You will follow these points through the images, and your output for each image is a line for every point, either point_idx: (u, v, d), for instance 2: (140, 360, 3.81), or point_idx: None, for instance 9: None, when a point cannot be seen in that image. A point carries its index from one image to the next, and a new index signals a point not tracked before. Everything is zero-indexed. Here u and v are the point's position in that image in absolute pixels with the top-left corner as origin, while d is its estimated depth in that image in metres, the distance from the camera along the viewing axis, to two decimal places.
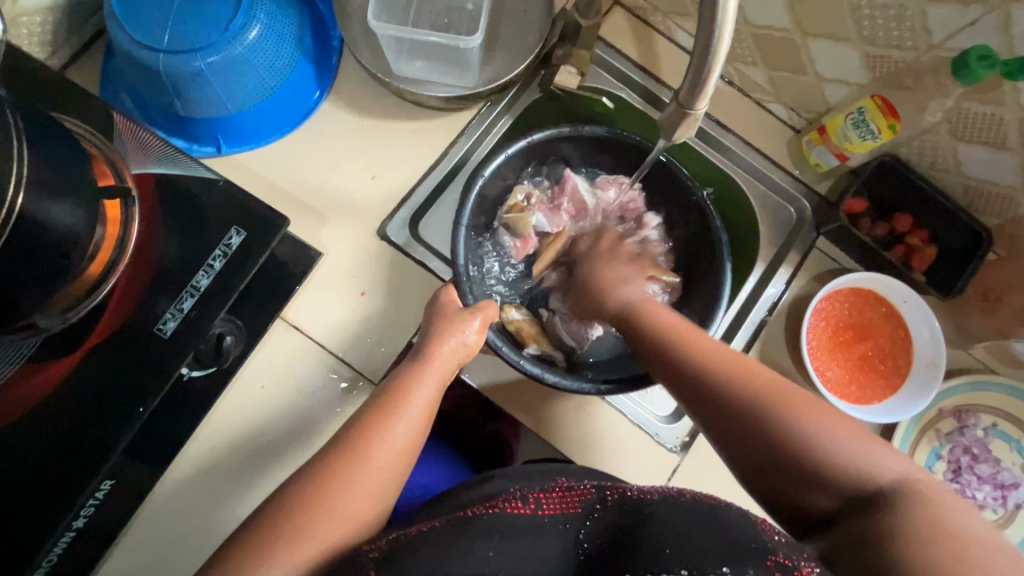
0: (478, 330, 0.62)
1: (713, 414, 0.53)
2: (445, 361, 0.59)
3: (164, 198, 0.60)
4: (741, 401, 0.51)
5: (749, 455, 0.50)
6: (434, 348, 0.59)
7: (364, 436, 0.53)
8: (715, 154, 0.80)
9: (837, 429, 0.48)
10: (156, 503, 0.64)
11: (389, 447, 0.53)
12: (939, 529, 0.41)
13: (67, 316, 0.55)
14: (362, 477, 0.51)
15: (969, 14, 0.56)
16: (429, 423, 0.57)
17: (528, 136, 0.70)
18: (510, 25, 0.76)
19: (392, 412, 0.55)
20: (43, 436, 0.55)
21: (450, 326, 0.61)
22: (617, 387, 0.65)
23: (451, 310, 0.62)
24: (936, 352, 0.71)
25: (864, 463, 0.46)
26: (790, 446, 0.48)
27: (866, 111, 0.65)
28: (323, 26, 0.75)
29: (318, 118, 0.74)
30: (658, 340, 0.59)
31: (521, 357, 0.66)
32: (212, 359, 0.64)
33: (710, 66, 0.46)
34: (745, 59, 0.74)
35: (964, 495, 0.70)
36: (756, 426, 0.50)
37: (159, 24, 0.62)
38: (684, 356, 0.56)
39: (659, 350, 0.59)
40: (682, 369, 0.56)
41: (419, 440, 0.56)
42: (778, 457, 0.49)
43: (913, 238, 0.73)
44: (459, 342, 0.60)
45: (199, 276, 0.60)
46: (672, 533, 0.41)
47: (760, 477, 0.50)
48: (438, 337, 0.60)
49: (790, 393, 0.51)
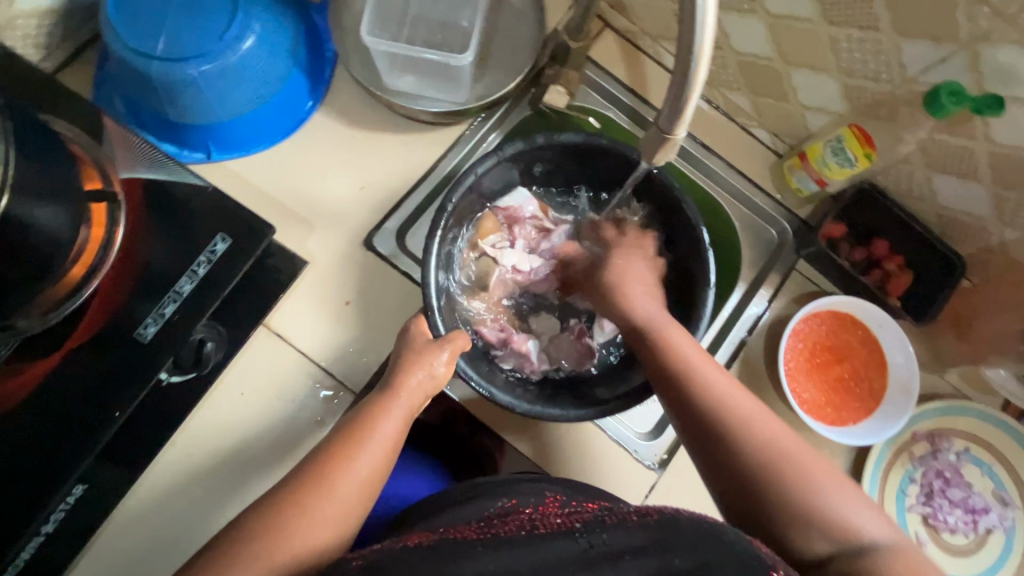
0: (447, 362, 0.62)
1: (729, 445, 0.53)
2: (412, 394, 0.59)
3: (150, 204, 0.60)
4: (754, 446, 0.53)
5: (744, 493, 0.52)
6: (402, 379, 0.59)
7: (327, 468, 0.53)
8: (700, 176, 0.81)
9: (833, 486, 0.51)
10: (126, 512, 0.63)
11: (354, 477, 0.53)
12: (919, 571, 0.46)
13: (48, 318, 0.55)
14: (325, 507, 0.51)
15: (940, 52, 0.58)
16: (395, 454, 0.57)
17: (499, 150, 0.69)
18: (502, 43, 0.78)
19: (358, 445, 0.54)
20: (16, 442, 0.55)
21: (419, 358, 0.61)
22: (589, 413, 0.65)
23: (422, 341, 0.63)
24: (910, 377, 0.72)
25: (858, 521, 0.49)
26: (798, 501, 0.50)
27: (843, 140, 0.68)
28: (318, 37, 0.76)
29: (310, 128, 0.75)
30: (677, 371, 0.58)
31: (492, 387, 0.66)
32: (192, 366, 0.64)
33: (687, 93, 0.48)
34: (730, 84, 0.76)
35: (935, 518, 0.71)
36: (773, 476, 0.51)
37: (154, 32, 0.63)
38: (704, 392, 0.56)
39: (678, 386, 0.57)
40: (699, 407, 0.55)
41: (384, 471, 0.55)
42: (777, 502, 0.51)
43: (890, 264, 0.74)
44: (428, 374, 0.60)
45: (182, 282, 0.60)
46: (685, 544, 0.41)
47: (757, 510, 0.51)
48: (408, 367, 0.60)
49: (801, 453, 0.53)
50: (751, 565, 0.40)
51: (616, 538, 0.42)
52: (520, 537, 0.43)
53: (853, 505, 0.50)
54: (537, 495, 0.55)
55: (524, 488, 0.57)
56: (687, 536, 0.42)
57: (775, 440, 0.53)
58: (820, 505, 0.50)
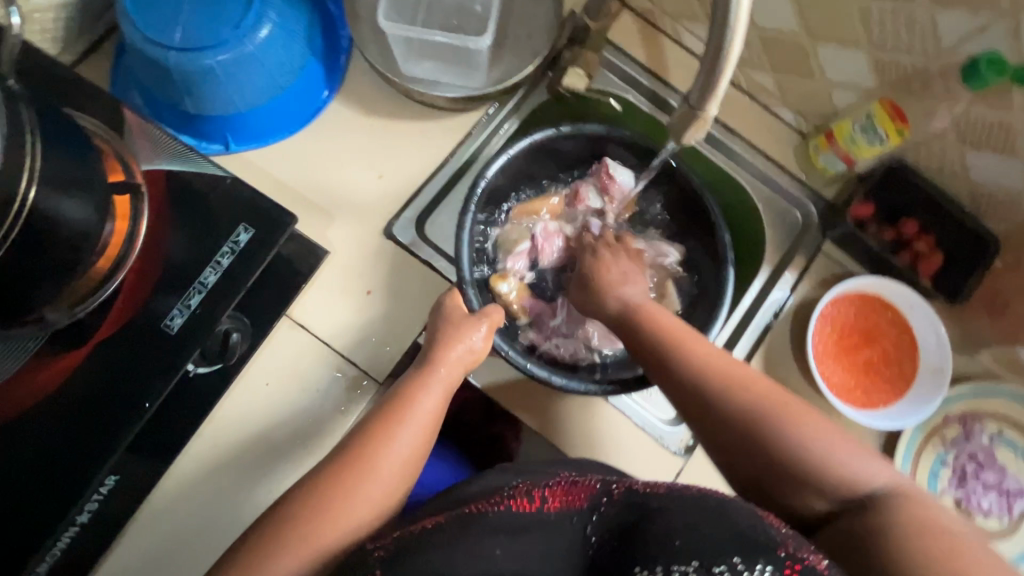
0: (485, 335, 0.62)
1: (724, 415, 0.53)
2: (451, 368, 0.59)
3: (172, 196, 0.60)
4: (749, 412, 0.52)
5: (741, 457, 0.52)
6: (441, 354, 0.59)
7: (368, 444, 0.53)
8: (721, 158, 0.80)
9: (834, 442, 0.51)
10: (158, 501, 0.63)
11: (395, 454, 0.53)
12: (917, 521, 0.46)
13: (75, 311, 0.56)
14: (368, 485, 0.51)
15: (978, 21, 0.56)
16: (435, 431, 0.57)
17: (529, 136, 0.71)
18: (519, 26, 0.76)
19: (399, 421, 0.54)
20: (50, 433, 0.55)
21: (457, 332, 0.60)
22: (622, 387, 0.66)
23: (459, 314, 0.62)
24: (941, 358, 0.71)
25: (856, 472, 0.49)
26: (797, 462, 0.50)
27: (875, 117, 0.67)
28: (332, 23, 0.75)
29: (327, 117, 0.75)
30: (662, 349, 0.56)
31: (526, 360, 0.67)
32: (218, 357, 0.64)
33: (721, 69, 0.46)
34: (753, 62, 0.74)
35: (969, 502, 0.70)
36: (763, 446, 0.51)
37: (171, 21, 0.62)
38: (691, 365, 0.55)
39: (655, 358, 0.57)
40: (680, 384, 0.55)
41: (424, 448, 0.55)
42: (775, 463, 0.51)
43: (920, 244, 0.72)
44: (467, 348, 0.60)
45: (207, 273, 0.60)
46: (679, 523, 0.40)
47: (761, 475, 0.51)
48: (445, 344, 0.59)
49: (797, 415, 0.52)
50: (755, 541, 0.39)
51: (614, 520, 0.41)
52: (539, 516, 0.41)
53: (851, 457, 0.50)
54: (551, 473, 0.53)
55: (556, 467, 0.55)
56: (688, 512, 0.41)
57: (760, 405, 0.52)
58: (818, 462, 0.50)
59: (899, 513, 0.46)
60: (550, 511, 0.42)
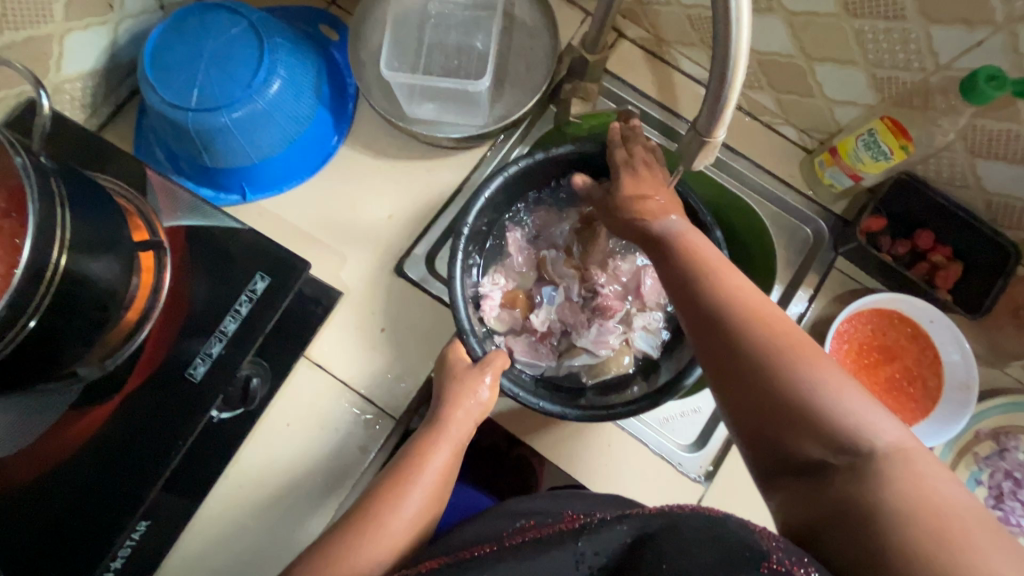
0: (490, 385, 0.63)
1: (727, 329, 0.47)
2: (461, 425, 0.60)
3: (192, 250, 0.64)
4: (755, 337, 0.46)
5: (736, 380, 0.46)
6: (450, 413, 0.60)
7: (379, 503, 0.54)
8: (727, 180, 0.80)
9: (850, 388, 0.42)
10: (183, 547, 0.65)
11: (405, 515, 0.53)
12: (919, 491, 0.37)
13: (105, 364, 0.58)
14: (374, 547, 0.51)
15: (974, 36, 0.55)
16: (444, 492, 0.58)
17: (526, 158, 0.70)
18: (518, 63, 0.78)
19: (408, 482, 0.55)
20: (79, 483, 0.58)
21: (463, 386, 0.62)
22: (635, 407, 0.64)
23: (461, 367, 0.64)
24: (968, 374, 0.69)
25: (867, 422, 0.41)
26: (797, 395, 0.43)
27: (876, 133, 0.65)
28: (340, 74, 0.78)
29: (337, 161, 0.78)
30: (687, 269, 0.52)
31: (538, 399, 0.65)
32: (240, 402, 0.66)
33: (727, 95, 0.47)
34: (752, 84, 0.75)
35: (1010, 523, 0.67)
36: (759, 364, 0.45)
37: (188, 86, 0.66)
38: (711, 284, 0.50)
39: (675, 278, 0.53)
40: (698, 305, 0.50)
41: (431, 513, 0.56)
42: (772, 396, 0.44)
43: (937, 256, 0.72)
44: (475, 402, 0.62)
45: (227, 321, 0.62)
46: (667, 547, 0.37)
47: (752, 405, 0.45)
48: (454, 400, 0.61)
49: (812, 350, 0.45)
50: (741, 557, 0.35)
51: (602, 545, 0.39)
52: (526, 545, 0.41)
53: (866, 411, 0.41)
54: (556, 514, 0.53)
55: (548, 499, 0.59)
56: (680, 533, 0.38)
57: (778, 340, 0.45)
58: (821, 401, 0.42)
59: (902, 478, 0.38)
60: (538, 539, 0.41)
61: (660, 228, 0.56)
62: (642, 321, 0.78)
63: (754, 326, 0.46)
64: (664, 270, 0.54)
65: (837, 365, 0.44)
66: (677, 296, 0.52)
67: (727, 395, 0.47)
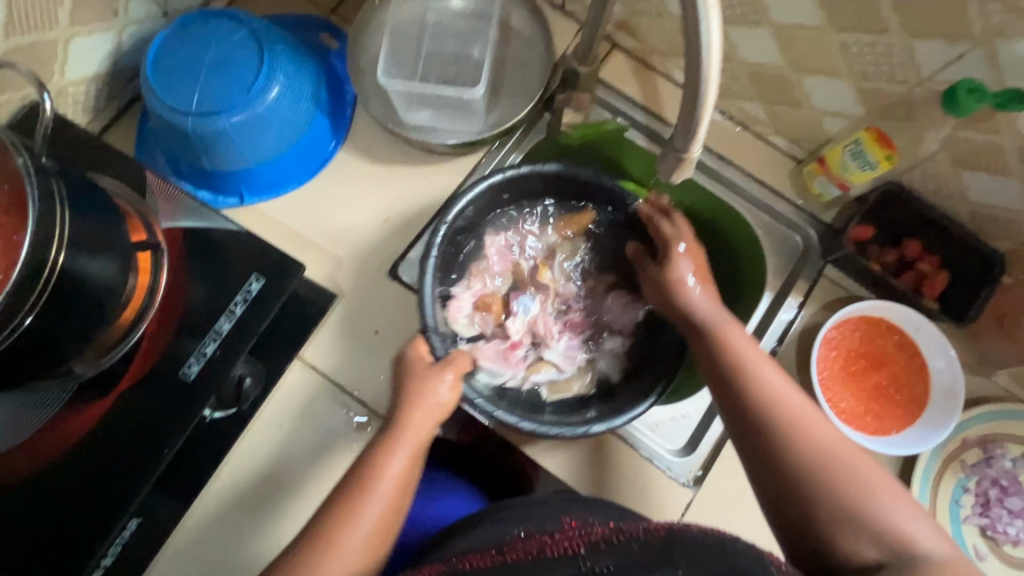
0: (451, 385, 0.63)
1: (778, 434, 0.54)
2: (420, 425, 0.60)
3: (189, 251, 0.65)
4: (803, 442, 0.53)
5: (784, 481, 0.52)
6: (407, 414, 0.60)
7: (356, 500, 0.55)
8: (720, 188, 0.80)
9: (888, 494, 0.50)
10: (176, 544, 0.66)
11: (366, 521, 0.54)
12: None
13: (100, 362, 0.59)
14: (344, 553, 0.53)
15: (955, 50, 0.57)
16: (402, 496, 0.58)
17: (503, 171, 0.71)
18: (513, 72, 0.80)
19: (366, 489, 0.56)
20: (72, 480, 0.59)
21: (424, 384, 0.62)
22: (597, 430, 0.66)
23: (421, 366, 0.63)
24: (954, 381, 0.69)
25: (902, 525, 0.48)
26: (843, 498, 0.50)
27: (863, 143, 0.67)
28: (339, 81, 0.80)
29: (334, 166, 0.79)
30: (737, 369, 0.58)
31: (497, 408, 0.66)
32: (233, 401, 0.67)
33: (700, 112, 0.48)
34: (742, 95, 0.76)
35: (994, 530, 0.68)
36: (808, 468, 0.52)
37: (190, 90, 0.68)
38: (762, 387, 0.56)
39: (723, 377, 0.59)
40: (747, 408, 0.56)
41: (392, 518, 0.56)
42: (820, 499, 0.51)
43: (924, 264, 0.72)
44: (435, 401, 0.61)
45: (222, 321, 0.63)
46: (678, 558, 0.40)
47: (799, 503, 0.51)
48: (412, 399, 0.61)
49: (854, 455, 0.52)
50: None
51: (613, 557, 0.41)
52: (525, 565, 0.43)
53: (901, 514, 0.49)
54: (554, 522, 0.54)
55: (550, 503, 0.60)
56: (692, 549, 0.41)
57: (826, 447, 0.52)
58: (865, 503, 0.49)
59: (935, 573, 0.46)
60: (540, 557, 0.43)
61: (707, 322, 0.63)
62: (609, 344, 0.79)
63: (802, 432, 0.53)
64: (711, 365, 0.60)
65: (875, 471, 0.52)
66: (725, 395, 0.58)
67: (773, 494, 0.53)
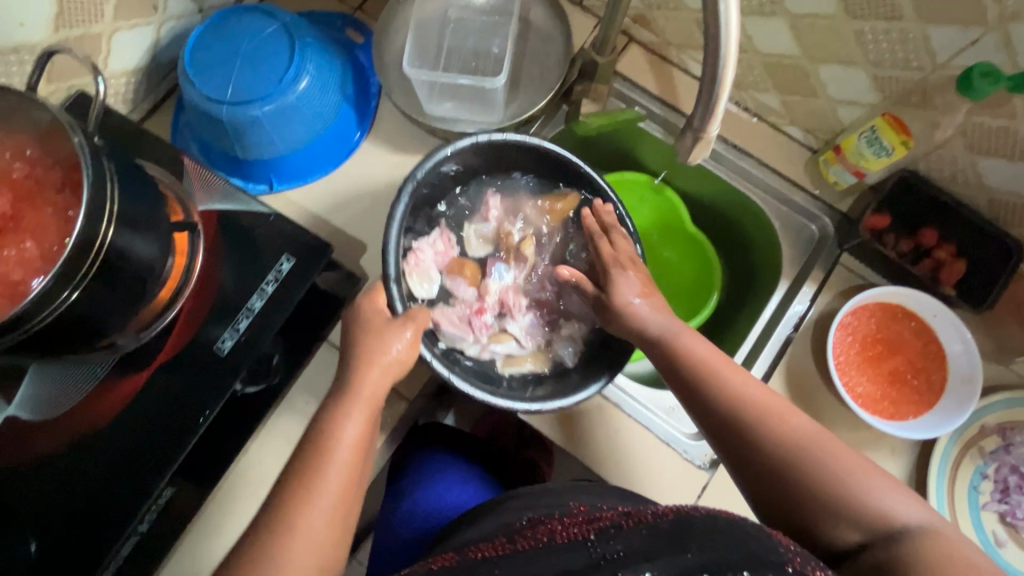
0: (409, 340, 0.61)
1: (747, 436, 0.54)
2: (377, 383, 0.58)
3: (224, 234, 0.68)
4: (770, 441, 0.53)
5: (760, 477, 0.53)
6: (361, 376, 0.58)
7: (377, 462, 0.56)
8: (734, 177, 0.83)
9: (873, 481, 0.49)
10: (206, 516, 0.68)
11: (330, 481, 0.52)
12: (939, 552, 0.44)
13: (140, 336, 0.62)
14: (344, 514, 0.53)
15: (969, 35, 0.58)
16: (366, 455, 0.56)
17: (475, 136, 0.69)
18: (532, 65, 0.82)
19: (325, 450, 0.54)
20: (112, 450, 0.62)
21: (379, 339, 0.60)
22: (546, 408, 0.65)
23: (380, 322, 0.61)
24: (972, 367, 0.70)
25: (886, 505, 0.48)
26: (820, 487, 0.50)
27: (878, 129, 0.67)
28: (364, 74, 0.82)
29: (359, 156, 0.82)
30: (695, 375, 0.58)
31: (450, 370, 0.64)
32: (263, 377, 0.69)
33: (718, 92, 0.50)
34: (758, 86, 0.78)
35: (1013, 516, 0.68)
36: (777, 463, 0.52)
37: (224, 81, 0.71)
38: (723, 391, 0.56)
39: (685, 386, 0.59)
40: (712, 414, 0.57)
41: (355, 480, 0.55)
42: (795, 492, 0.51)
43: (941, 253, 0.73)
44: (390, 359, 0.59)
45: (253, 299, 0.66)
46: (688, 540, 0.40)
47: (778, 496, 0.52)
48: (366, 359, 0.58)
49: (828, 443, 0.52)
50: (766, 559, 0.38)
51: (623, 541, 0.42)
52: (534, 555, 0.45)
53: (879, 494, 0.48)
54: (563, 506, 0.55)
55: (560, 490, 0.61)
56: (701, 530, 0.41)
57: (794, 442, 0.52)
58: (842, 490, 0.49)
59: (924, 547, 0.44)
60: (548, 547, 0.45)
61: (659, 329, 0.62)
62: (568, 330, 0.77)
63: (768, 432, 0.53)
64: (671, 375, 0.60)
65: (850, 456, 0.51)
66: (691, 404, 0.59)
67: (757, 493, 0.54)
